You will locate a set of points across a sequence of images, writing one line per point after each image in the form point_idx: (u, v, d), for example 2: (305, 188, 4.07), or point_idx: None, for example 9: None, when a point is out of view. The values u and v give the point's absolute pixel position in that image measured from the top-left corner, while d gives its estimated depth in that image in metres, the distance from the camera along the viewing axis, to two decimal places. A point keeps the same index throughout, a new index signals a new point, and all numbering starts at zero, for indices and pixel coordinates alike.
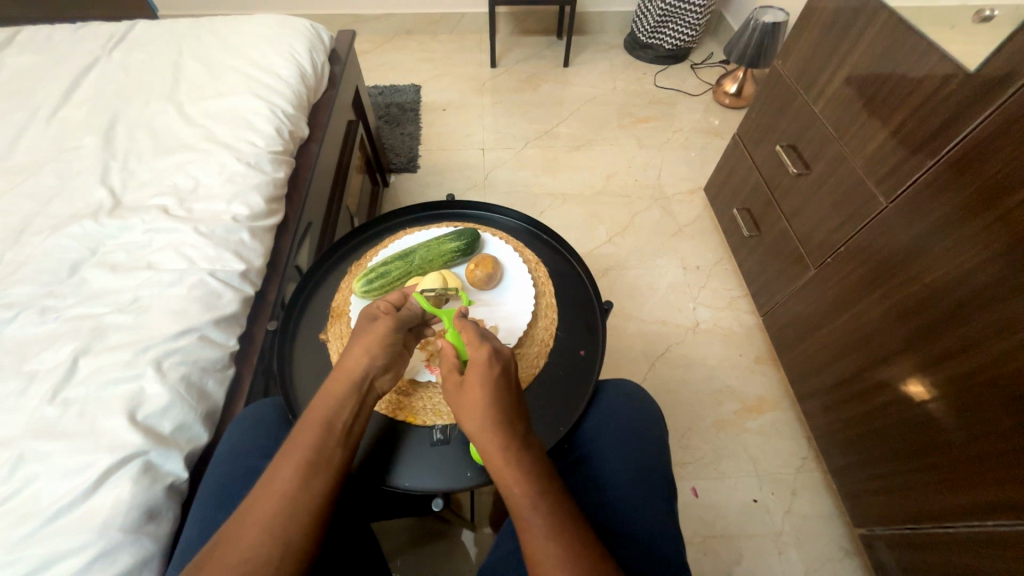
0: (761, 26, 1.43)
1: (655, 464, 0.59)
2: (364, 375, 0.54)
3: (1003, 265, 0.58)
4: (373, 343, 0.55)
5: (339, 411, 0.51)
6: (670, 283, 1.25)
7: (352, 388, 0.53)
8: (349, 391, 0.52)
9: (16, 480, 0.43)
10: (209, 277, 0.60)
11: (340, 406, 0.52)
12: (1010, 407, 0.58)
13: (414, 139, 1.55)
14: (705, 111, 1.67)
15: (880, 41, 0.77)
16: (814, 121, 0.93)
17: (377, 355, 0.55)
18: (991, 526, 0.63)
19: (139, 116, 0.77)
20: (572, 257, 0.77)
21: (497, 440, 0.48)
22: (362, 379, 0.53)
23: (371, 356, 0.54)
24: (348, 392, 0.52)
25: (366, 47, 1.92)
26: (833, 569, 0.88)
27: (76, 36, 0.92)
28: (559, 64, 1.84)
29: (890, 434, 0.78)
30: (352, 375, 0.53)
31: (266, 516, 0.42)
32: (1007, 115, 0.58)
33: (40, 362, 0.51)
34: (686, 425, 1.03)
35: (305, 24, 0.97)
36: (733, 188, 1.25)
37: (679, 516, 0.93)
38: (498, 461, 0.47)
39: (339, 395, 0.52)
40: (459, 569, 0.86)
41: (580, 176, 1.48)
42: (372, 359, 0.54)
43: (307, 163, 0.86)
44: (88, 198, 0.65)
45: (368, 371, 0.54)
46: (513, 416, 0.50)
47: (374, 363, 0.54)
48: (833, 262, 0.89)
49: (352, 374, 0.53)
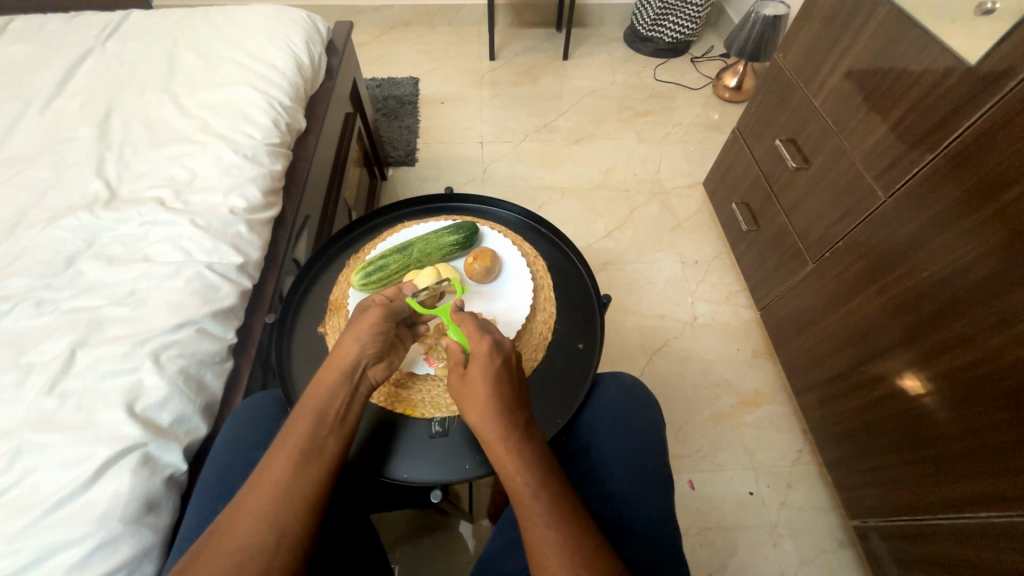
0: (762, 19, 1.42)
1: (653, 456, 0.59)
2: (356, 363, 0.54)
3: (1000, 259, 0.59)
4: (365, 332, 0.54)
5: (331, 400, 0.51)
6: (669, 278, 1.25)
7: (343, 376, 0.53)
8: (341, 379, 0.52)
9: (15, 470, 0.43)
10: (207, 270, 0.60)
11: (333, 394, 0.52)
12: (1004, 400, 0.59)
13: (413, 132, 1.54)
14: (705, 106, 1.67)
15: (881, 35, 0.76)
16: (814, 115, 0.93)
17: (368, 343, 0.54)
18: (983, 517, 0.63)
19: (134, 107, 0.76)
20: (571, 250, 0.77)
21: (499, 431, 0.48)
22: (354, 367, 0.53)
23: (362, 345, 0.54)
24: (340, 381, 0.52)
25: (364, 39, 1.90)
26: (827, 560, 0.89)
27: (69, 26, 0.90)
28: (558, 57, 1.83)
29: (886, 427, 0.78)
30: (345, 364, 0.53)
31: (261, 506, 0.42)
32: (1008, 108, 0.58)
33: (37, 353, 0.50)
34: (684, 419, 1.04)
35: (301, 14, 0.96)
36: (732, 182, 1.25)
37: (677, 508, 0.94)
38: (500, 451, 0.47)
39: (331, 384, 0.52)
40: (457, 560, 0.86)
41: (580, 170, 1.48)
42: (364, 347, 0.54)
43: (304, 155, 0.86)
44: (84, 190, 0.64)
45: (359, 360, 0.54)
46: (514, 406, 0.50)
47: (366, 352, 0.54)
48: (830, 257, 0.89)
49: (344, 362, 0.53)
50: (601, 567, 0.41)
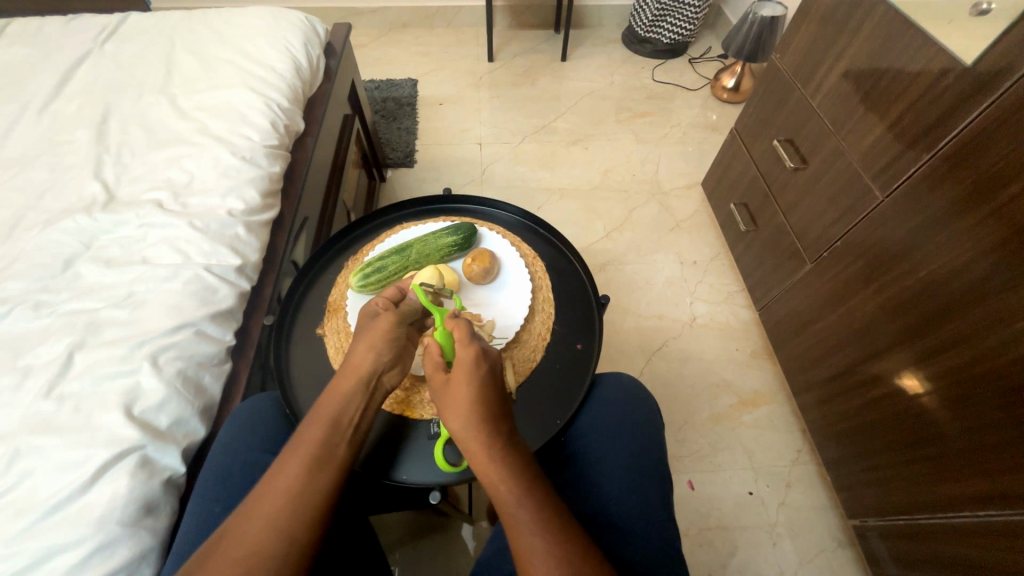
0: (760, 20, 1.42)
1: (652, 458, 0.59)
2: (372, 371, 0.54)
3: (998, 259, 0.59)
4: (378, 340, 0.55)
5: (346, 407, 0.51)
6: (668, 278, 1.25)
7: (359, 384, 0.53)
8: (356, 387, 0.53)
9: (13, 473, 0.43)
10: (205, 272, 0.60)
11: (348, 401, 0.52)
12: (1001, 399, 0.59)
13: (412, 134, 1.54)
14: (703, 107, 1.67)
15: (878, 35, 0.76)
16: (811, 115, 0.93)
17: (383, 350, 0.55)
18: (982, 516, 0.63)
19: (132, 109, 0.76)
20: (570, 251, 0.77)
21: (481, 437, 0.48)
22: (370, 376, 0.53)
23: (377, 353, 0.54)
24: (356, 389, 0.52)
25: (362, 41, 1.90)
26: (826, 560, 0.89)
27: (67, 28, 0.91)
28: (557, 58, 1.83)
29: (884, 427, 0.78)
30: (362, 372, 0.53)
31: (270, 511, 0.42)
32: (1004, 108, 0.58)
33: (35, 356, 0.50)
34: (683, 419, 1.04)
35: (299, 16, 0.96)
36: (731, 182, 1.25)
37: (676, 508, 0.94)
38: (481, 457, 0.47)
39: (345, 392, 0.52)
40: (457, 562, 0.86)
41: (578, 171, 1.48)
42: (379, 355, 0.54)
43: (302, 157, 0.86)
44: (81, 192, 0.64)
45: (375, 367, 0.54)
46: (497, 414, 0.50)
47: (380, 360, 0.55)
48: (828, 257, 0.89)
49: (359, 370, 0.53)
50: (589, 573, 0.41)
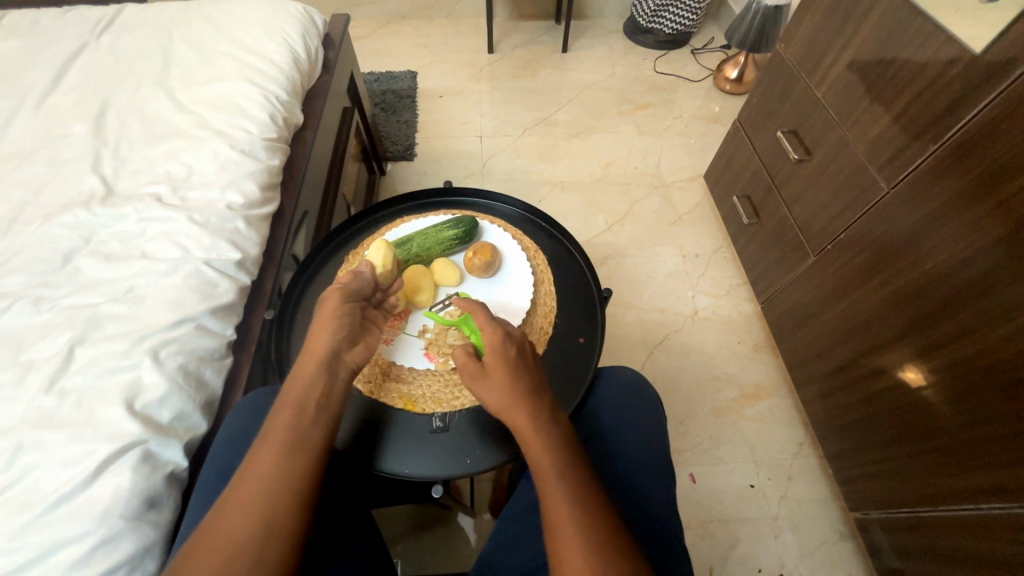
0: (763, 9, 1.41)
1: (653, 453, 0.58)
2: (331, 351, 0.53)
3: (1004, 250, 0.58)
4: (330, 320, 0.54)
5: (310, 390, 0.50)
6: (669, 271, 1.25)
7: (321, 363, 0.52)
8: (319, 366, 0.52)
9: (16, 468, 0.43)
10: (205, 266, 0.59)
11: (311, 382, 0.51)
12: (1005, 392, 0.59)
13: (412, 126, 1.53)
14: (705, 97, 1.66)
15: (884, 25, 0.76)
16: (816, 105, 0.92)
17: (337, 330, 0.54)
18: (985, 509, 0.64)
19: (130, 102, 0.76)
20: (572, 244, 0.76)
21: (524, 415, 0.48)
22: (330, 353, 0.53)
23: (333, 332, 0.54)
24: (317, 371, 0.51)
25: (362, 32, 1.88)
26: (827, 552, 0.90)
27: (63, 20, 0.90)
28: (557, 49, 1.82)
29: (887, 419, 0.78)
30: (320, 354, 0.52)
31: (248, 502, 0.42)
32: (1012, 98, 0.58)
33: (37, 351, 0.50)
34: (685, 412, 1.04)
35: (297, 8, 0.95)
36: (734, 174, 1.24)
37: (679, 500, 0.94)
38: (527, 434, 0.47)
39: (308, 375, 0.51)
40: (459, 554, 0.87)
41: (580, 164, 1.47)
42: (334, 334, 0.54)
43: (302, 150, 0.85)
44: (80, 186, 0.64)
45: (333, 346, 0.53)
46: (535, 392, 0.50)
47: (337, 338, 0.54)
48: (833, 249, 0.89)
49: (319, 352, 0.52)
50: (622, 544, 0.41)
